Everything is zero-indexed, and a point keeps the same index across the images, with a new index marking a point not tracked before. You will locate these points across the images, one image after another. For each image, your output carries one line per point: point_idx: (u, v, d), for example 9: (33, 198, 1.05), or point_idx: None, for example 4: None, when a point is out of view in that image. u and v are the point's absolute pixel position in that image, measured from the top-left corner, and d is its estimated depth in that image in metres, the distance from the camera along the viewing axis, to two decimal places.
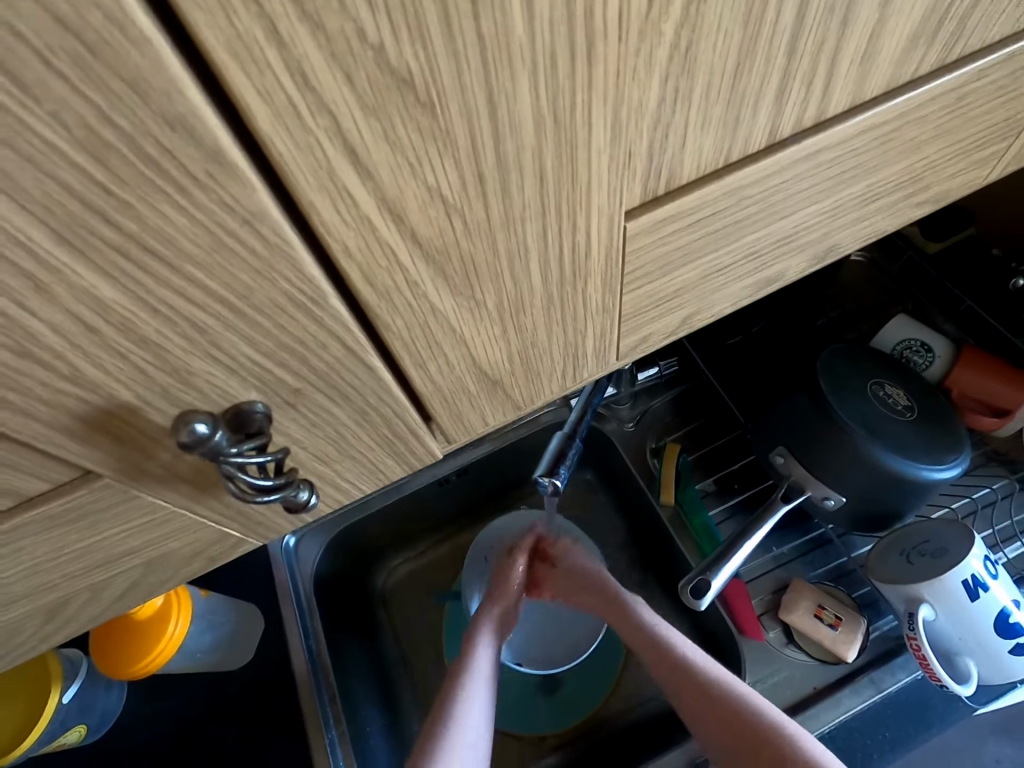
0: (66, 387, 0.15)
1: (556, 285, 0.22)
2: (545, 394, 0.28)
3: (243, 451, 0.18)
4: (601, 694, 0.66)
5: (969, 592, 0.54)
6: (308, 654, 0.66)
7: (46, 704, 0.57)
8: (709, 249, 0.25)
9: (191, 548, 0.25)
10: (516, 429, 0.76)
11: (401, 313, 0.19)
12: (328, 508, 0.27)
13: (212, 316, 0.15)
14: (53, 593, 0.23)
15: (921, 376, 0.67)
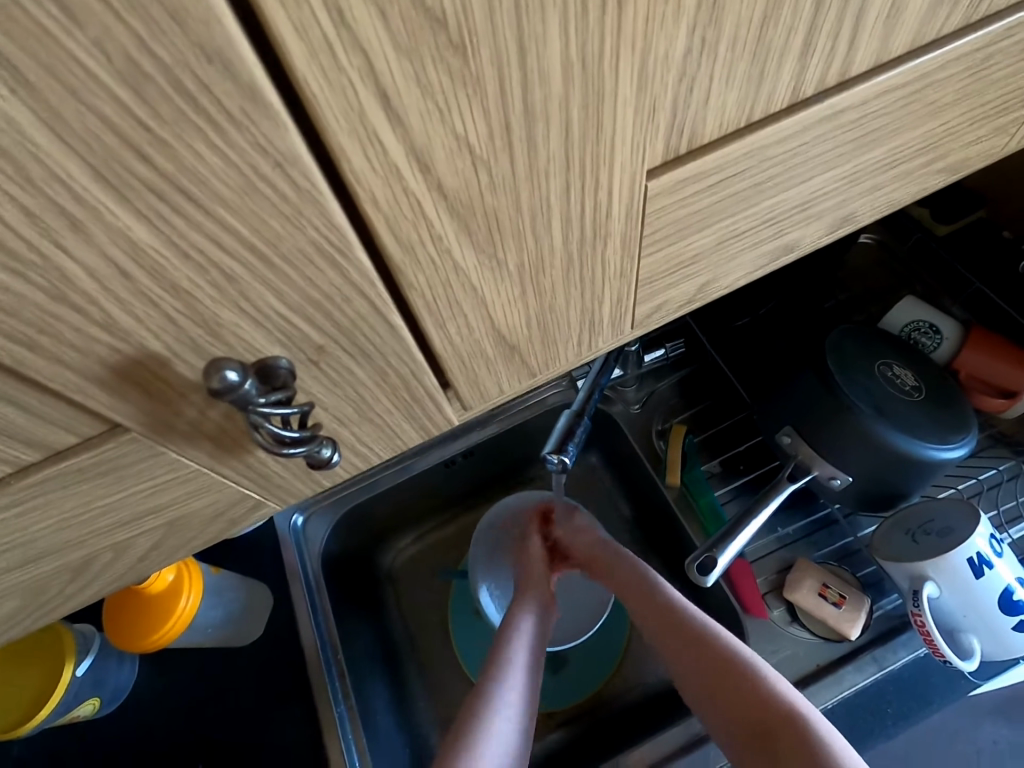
0: (98, 333, 0.15)
1: (575, 245, 0.22)
2: (560, 362, 0.28)
3: (269, 402, 0.18)
4: (606, 671, 0.67)
5: (974, 569, 0.54)
6: (318, 632, 0.67)
7: (62, 676, 0.58)
8: (727, 213, 0.25)
9: (212, 509, 0.25)
10: (522, 409, 0.76)
11: (425, 270, 0.19)
12: (346, 473, 0.27)
13: (241, 264, 0.16)
14: (78, 551, 0.23)
15: (929, 357, 0.67)
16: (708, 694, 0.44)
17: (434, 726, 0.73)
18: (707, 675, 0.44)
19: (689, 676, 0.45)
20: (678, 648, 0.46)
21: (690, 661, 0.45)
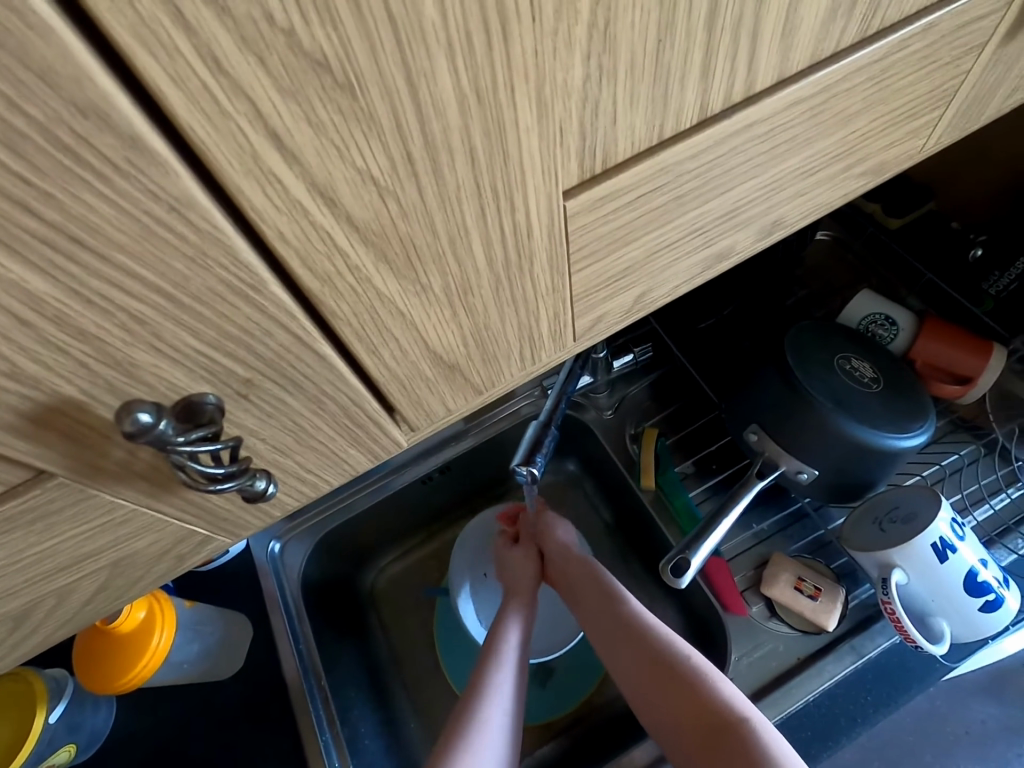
0: (6, 383, 0.15)
1: (502, 265, 0.22)
2: (506, 376, 0.29)
3: (191, 440, 0.18)
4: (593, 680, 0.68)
5: (938, 554, 0.55)
6: (298, 658, 0.66)
7: (32, 725, 0.57)
8: (654, 225, 0.25)
9: (156, 548, 0.25)
10: (495, 421, 0.77)
11: (347, 299, 0.19)
12: (296, 501, 0.28)
13: (149, 306, 0.16)
14: (18, 599, 0.23)
15: (887, 348, 0.69)
16: (660, 705, 0.45)
17: (425, 747, 0.72)
18: (661, 686, 0.45)
19: (645, 691, 0.46)
20: (637, 661, 0.47)
21: (647, 674, 0.46)
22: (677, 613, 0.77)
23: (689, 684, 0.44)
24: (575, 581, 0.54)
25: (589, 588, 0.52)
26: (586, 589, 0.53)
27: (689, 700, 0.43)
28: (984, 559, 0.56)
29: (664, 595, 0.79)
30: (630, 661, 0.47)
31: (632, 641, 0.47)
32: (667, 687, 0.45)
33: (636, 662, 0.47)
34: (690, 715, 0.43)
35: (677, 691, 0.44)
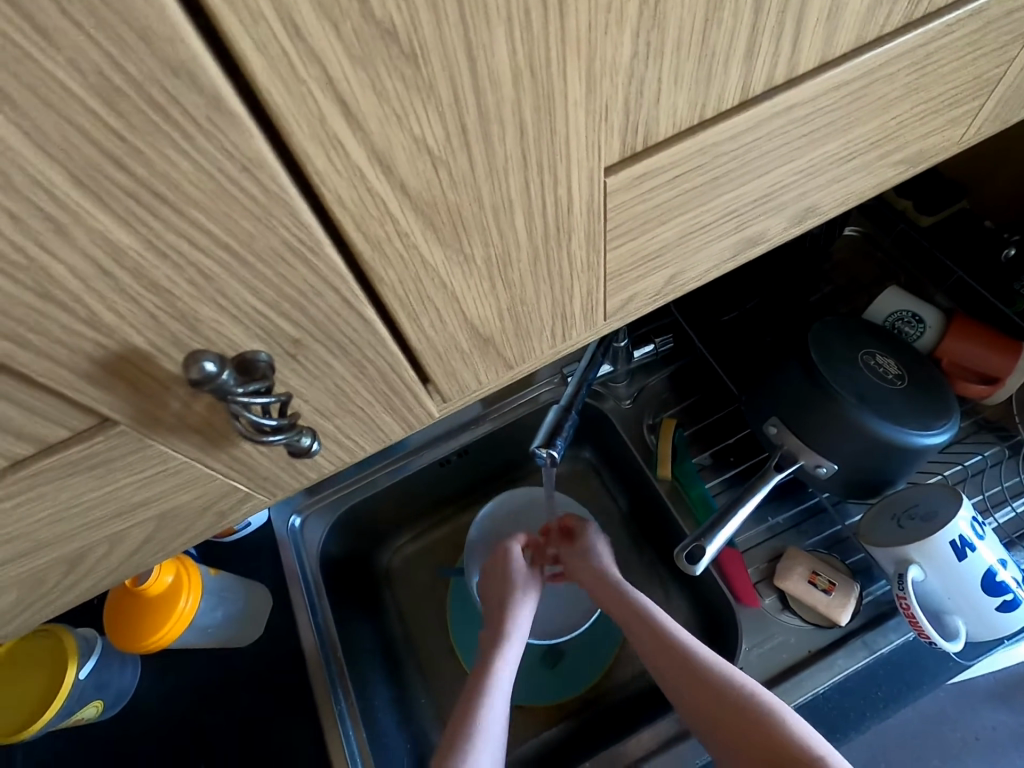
0: (84, 330, 0.16)
1: (541, 240, 0.23)
2: (536, 352, 0.30)
3: (249, 391, 0.19)
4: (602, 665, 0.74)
5: (957, 552, 0.55)
6: (317, 632, 0.68)
7: (64, 680, 0.59)
8: (689, 206, 0.26)
9: (201, 502, 0.26)
10: (515, 406, 0.78)
11: (394, 265, 0.20)
12: (331, 465, 0.29)
13: (216, 262, 0.17)
14: (75, 542, 0.24)
15: (913, 346, 0.69)
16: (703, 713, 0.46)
17: (436, 722, 0.74)
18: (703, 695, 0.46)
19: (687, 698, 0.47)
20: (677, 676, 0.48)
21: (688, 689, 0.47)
22: (688, 603, 0.78)
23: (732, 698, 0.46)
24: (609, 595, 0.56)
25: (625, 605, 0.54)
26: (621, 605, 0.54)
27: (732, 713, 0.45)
28: (1004, 560, 0.56)
29: (676, 585, 0.80)
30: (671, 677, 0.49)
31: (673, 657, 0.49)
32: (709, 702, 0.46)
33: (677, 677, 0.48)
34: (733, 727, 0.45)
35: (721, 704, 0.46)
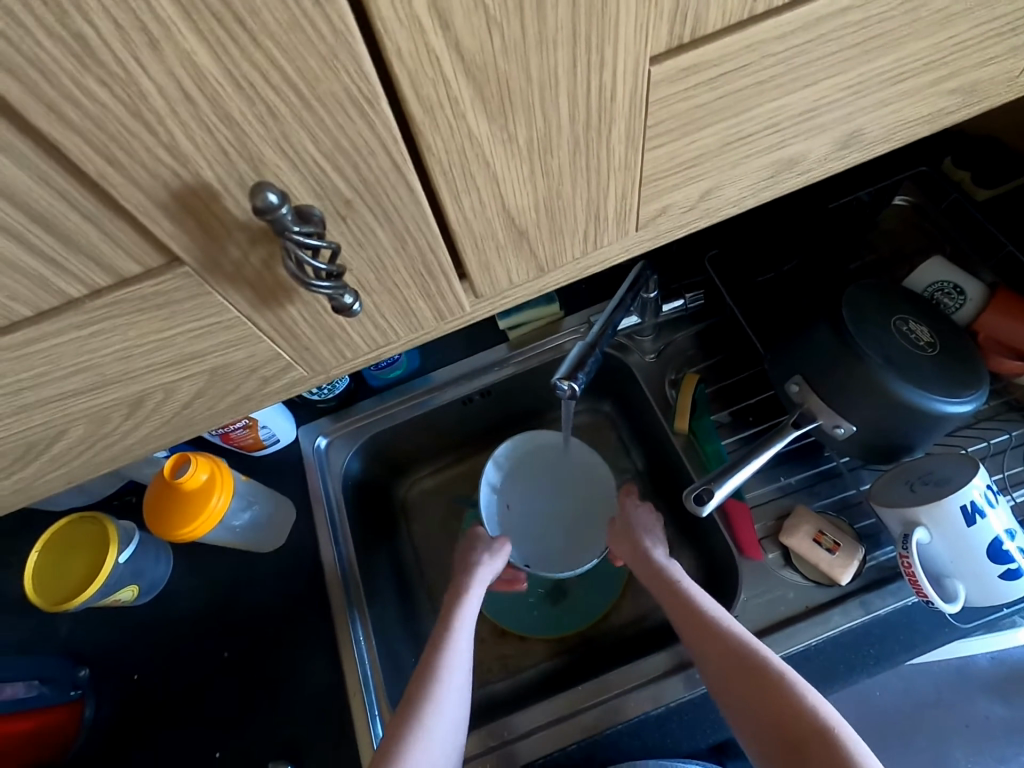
0: (164, 155, 0.18)
1: (582, 127, 0.24)
2: (567, 256, 0.31)
3: (303, 232, 0.21)
4: (602, 609, 0.80)
5: (966, 517, 0.56)
6: (337, 550, 0.74)
7: (103, 566, 0.64)
8: (731, 112, 0.26)
9: (248, 365, 0.29)
10: (539, 352, 0.81)
11: (443, 133, 0.21)
12: (365, 346, 0.31)
13: (284, 101, 0.18)
14: (138, 384, 0.27)
15: (950, 317, 0.68)
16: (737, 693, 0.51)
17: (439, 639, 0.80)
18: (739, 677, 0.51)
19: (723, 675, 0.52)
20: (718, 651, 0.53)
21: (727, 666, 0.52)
22: (692, 554, 0.80)
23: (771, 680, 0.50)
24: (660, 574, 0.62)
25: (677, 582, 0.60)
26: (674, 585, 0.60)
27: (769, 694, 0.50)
28: (1012, 530, 0.56)
29: (682, 537, 0.82)
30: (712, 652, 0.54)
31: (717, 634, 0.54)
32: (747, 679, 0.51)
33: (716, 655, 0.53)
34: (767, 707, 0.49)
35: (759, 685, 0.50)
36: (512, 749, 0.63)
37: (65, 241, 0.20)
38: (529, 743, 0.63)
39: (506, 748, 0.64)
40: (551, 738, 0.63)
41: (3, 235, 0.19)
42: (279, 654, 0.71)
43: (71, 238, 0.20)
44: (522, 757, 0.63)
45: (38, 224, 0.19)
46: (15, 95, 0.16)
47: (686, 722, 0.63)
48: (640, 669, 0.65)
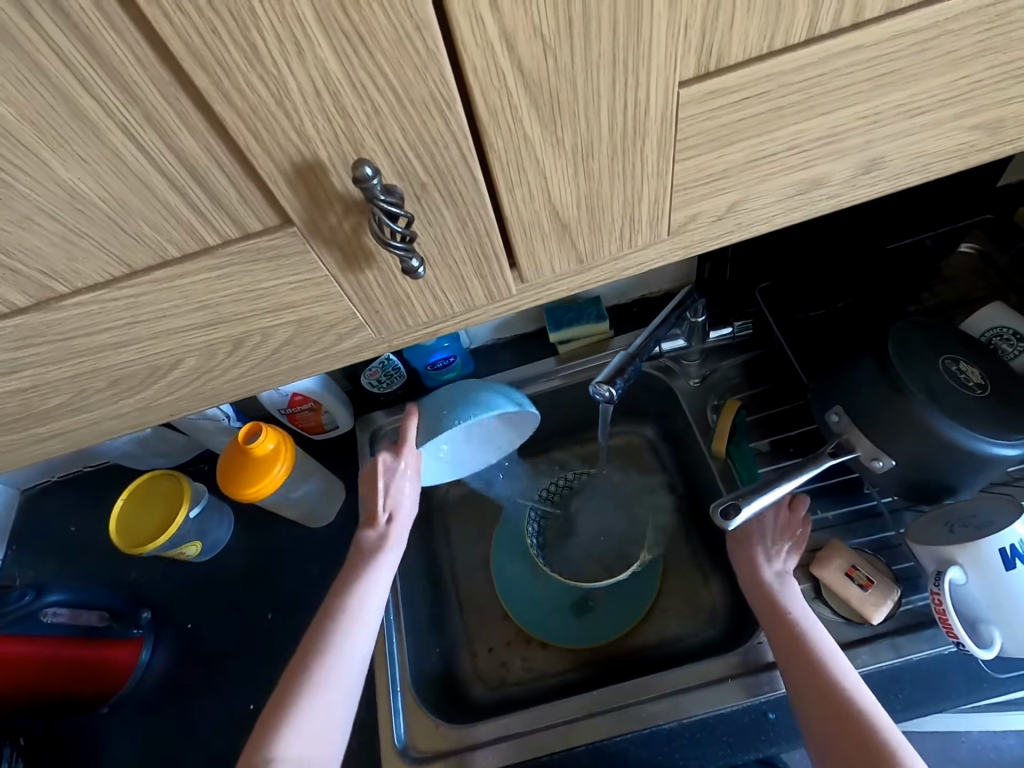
0: (294, 136, 0.25)
1: (619, 137, 0.29)
2: (605, 251, 0.35)
3: (386, 202, 0.26)
4: (621, 628, 0.80)
5: (1004, 561, 0.54)
6: None
7: (176, 518, 0.73)
8: (753, 132, 0.30)
9: (329, 320, 0.35)
10: (584, 366, 0.85)
11: (503, 134, 0.27)
12: (424, 316, 0.36)
13: (385, 100, 0.24)
14: (242, 325, 0.33)
15: (1007, 362, 0.67)
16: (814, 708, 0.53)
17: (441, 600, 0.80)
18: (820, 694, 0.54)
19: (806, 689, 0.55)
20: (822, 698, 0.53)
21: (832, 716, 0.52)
22: (722, 581, 0.80)
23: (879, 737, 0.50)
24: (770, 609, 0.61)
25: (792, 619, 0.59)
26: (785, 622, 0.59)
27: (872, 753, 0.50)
28: None
29: (712, 563, 0.82)
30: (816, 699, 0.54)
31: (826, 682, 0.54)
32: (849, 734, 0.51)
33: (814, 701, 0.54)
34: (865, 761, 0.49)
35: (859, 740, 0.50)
36: (492, 750, 0.65)
37: (213, 200, 0.27)
38: (523, 743, 0.65)
39: (472, 751, 0.66)
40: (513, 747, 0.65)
41: (172, 191, 0.26)
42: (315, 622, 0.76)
43: (216, 196, 0.27)
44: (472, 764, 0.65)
45: (197, 182, 0.26)
46: (203, 84, 0.22)
47: (697, 741, 0.62)
48: (656, 681, 0.66)
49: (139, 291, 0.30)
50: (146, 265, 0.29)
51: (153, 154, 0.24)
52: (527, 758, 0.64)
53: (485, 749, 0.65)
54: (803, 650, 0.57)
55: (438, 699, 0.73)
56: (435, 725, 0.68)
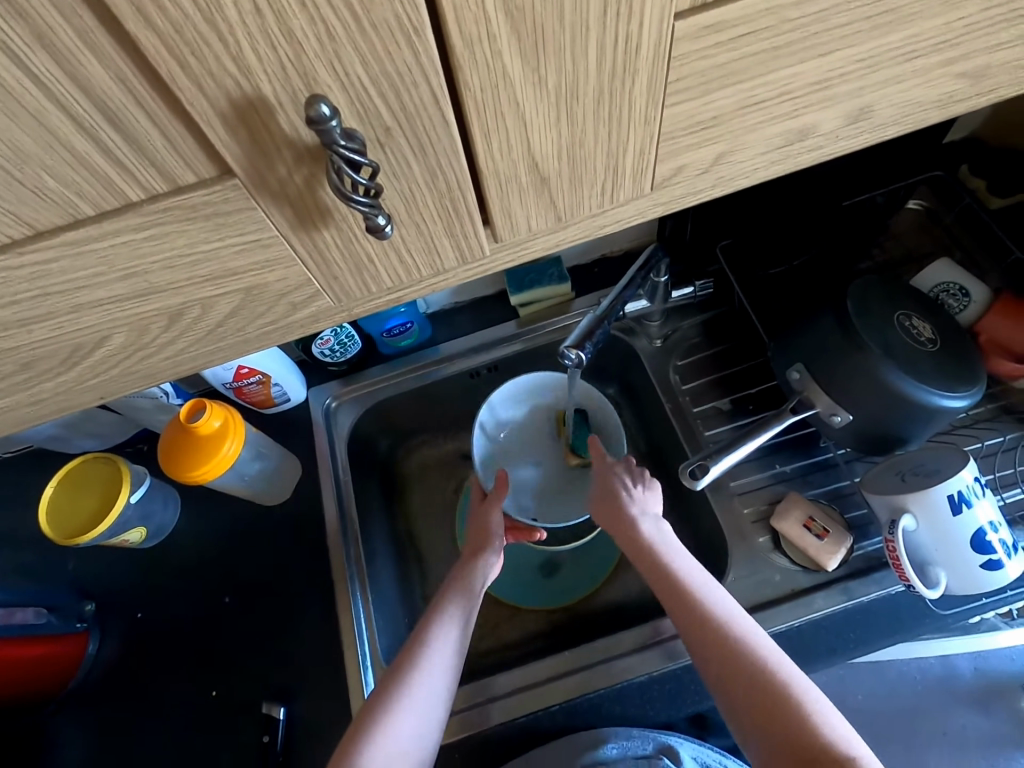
0: (229, 64, 0.20)
1: (607, 77, 0.26)
2: (585, 208, 0.33)
3: (348, 148, 0.23)
4: (587, 588, 0.82)
5: (952, 506, 0.57)
6: (339, 508, 0.76)
7: (114, 506, 0.67)
8: (746, 75, 0.28)
9: (281, 288, 0.31)
10: (546, 329, 0.83)
11: (479, 69, 0.23)
12: (389, 281, 0.33)
13: (340, 21, 0.20)
14: (179, 295, 0.29)
15: (954, 316, 0.69)
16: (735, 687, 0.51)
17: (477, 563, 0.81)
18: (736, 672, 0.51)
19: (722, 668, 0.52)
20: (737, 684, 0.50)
21: (753, 700, 0.50)
22: (685, 537, 0.82)
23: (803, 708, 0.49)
24: (674, 588, 0.56)
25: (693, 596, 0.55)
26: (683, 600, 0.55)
27: (801, 728, 0.48)
28: (997, 523, 0.58)
29: (676, 519, 0.84)
30: (732, 685, 0.51)
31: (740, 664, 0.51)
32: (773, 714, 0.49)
33: (731, 690, 0.51)
34: (793, 740, 0.48)
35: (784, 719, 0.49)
36: (487, 709, 0.66)
37: (132, 145, 0.22)
38: (500, 706, 0.66)
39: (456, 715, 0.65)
40: (526, 701, 0.66)
41: (81, 135, 0.21)
42: (278, 602, 0.73)
43: (136, 141, 0.22)
44: (494, 718, 0.65)
45: (110, 123, 0.21)
46: None
47: (667, 691, 0.64)
48: (623, 640, 0.67)
49: (47, 257, 0.25)
50: (54, 224, 0.24)
51: (50, 86, 0.20)
52: (505, 720, 0.65)
53: (463, 715, 0.65)
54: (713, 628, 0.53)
55: None
56: None
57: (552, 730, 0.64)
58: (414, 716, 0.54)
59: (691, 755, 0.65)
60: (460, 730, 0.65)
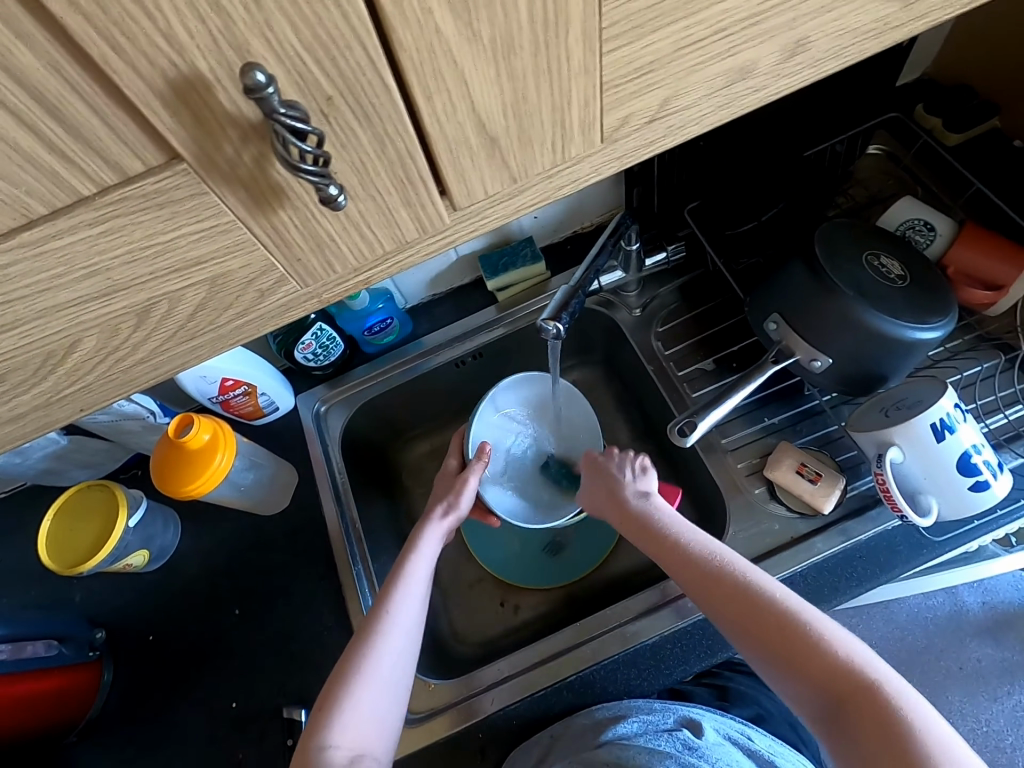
0: (160, 41, 0.21)
1: (541, 27, 0.26)
2: (538, 167, 0.33)
3: (288, 116, 0.23)
4: (594, 562, 0.83)
5: (936, 433, 0.58)
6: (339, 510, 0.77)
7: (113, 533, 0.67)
8: (677, 15, 0.28)
9: (246, 275, 0.31)
10: (525, 311, 0.84)
11: (411, 27, 0.24)
12: (353, 259, 0.33)
13: None
14: (144, 291, 0.29)
15: (922, 252, 0.70)
16: (770, 657, 0.49)
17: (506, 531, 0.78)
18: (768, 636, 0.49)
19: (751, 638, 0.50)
20: (771, 646, 0.49)
21: (794, 660, 0.48)
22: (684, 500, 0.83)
23: (870, 691, 0.44)
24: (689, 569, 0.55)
25: (718, 582, 0.53)
26: (710, 579, 0.53)
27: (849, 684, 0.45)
28: (981, 444, 0.59)
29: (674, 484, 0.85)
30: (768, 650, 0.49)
31: (770, 625, 0.49)
32: (828, 684, 0.46)
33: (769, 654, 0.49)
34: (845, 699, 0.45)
35: (830, 677, 0.46)
36: (480, 699, 0.66)
37: (75, 136, 0.22)
38: (504, 690, 0.66)
39: (469, 701, 0.66)
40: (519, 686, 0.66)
41: (22, 130, 0.21)
42: (287, 608, 0.73)
43: (81, 133, 0.22)
44: (482, 709, 0.65)
45: (50, 115, 0.21)
46: None
47: (680, 648, 0.65)
48: (634, 603, 0.68)
49: (4, 261, 0.25)
50: (8, 227, 0.24)
51: None
52: (521, 698, 0.66)
53: (469, 702, 0.66)
54: (735, 594, 0.52)
55: (427, 656, 0.72)
56: (426, 684, 0.67)
57: (571, 704, 0.65)
58: (374, 693, 0.53)
59: (713, 727, 0.63)
60: (481, 710, 0.65)
